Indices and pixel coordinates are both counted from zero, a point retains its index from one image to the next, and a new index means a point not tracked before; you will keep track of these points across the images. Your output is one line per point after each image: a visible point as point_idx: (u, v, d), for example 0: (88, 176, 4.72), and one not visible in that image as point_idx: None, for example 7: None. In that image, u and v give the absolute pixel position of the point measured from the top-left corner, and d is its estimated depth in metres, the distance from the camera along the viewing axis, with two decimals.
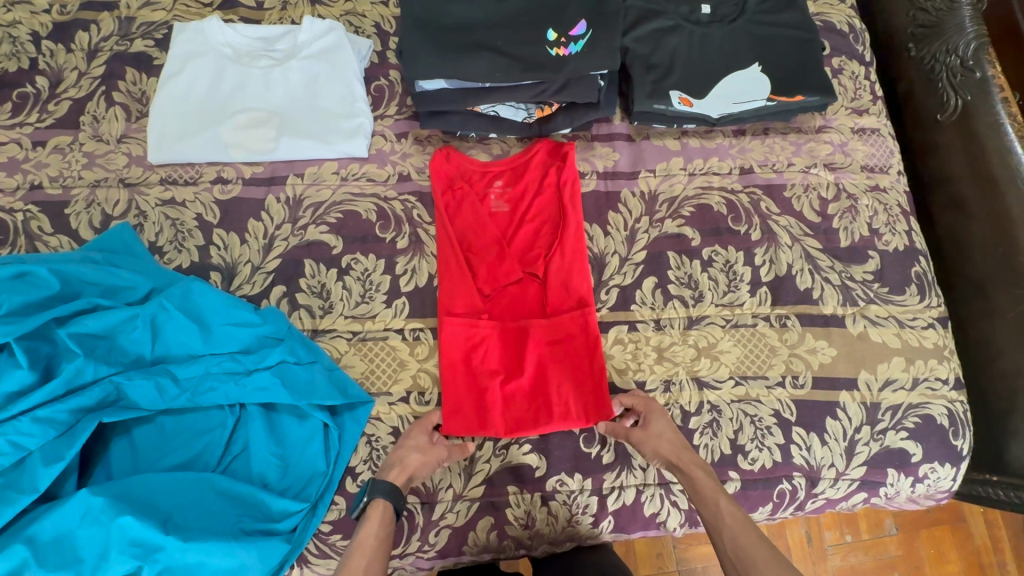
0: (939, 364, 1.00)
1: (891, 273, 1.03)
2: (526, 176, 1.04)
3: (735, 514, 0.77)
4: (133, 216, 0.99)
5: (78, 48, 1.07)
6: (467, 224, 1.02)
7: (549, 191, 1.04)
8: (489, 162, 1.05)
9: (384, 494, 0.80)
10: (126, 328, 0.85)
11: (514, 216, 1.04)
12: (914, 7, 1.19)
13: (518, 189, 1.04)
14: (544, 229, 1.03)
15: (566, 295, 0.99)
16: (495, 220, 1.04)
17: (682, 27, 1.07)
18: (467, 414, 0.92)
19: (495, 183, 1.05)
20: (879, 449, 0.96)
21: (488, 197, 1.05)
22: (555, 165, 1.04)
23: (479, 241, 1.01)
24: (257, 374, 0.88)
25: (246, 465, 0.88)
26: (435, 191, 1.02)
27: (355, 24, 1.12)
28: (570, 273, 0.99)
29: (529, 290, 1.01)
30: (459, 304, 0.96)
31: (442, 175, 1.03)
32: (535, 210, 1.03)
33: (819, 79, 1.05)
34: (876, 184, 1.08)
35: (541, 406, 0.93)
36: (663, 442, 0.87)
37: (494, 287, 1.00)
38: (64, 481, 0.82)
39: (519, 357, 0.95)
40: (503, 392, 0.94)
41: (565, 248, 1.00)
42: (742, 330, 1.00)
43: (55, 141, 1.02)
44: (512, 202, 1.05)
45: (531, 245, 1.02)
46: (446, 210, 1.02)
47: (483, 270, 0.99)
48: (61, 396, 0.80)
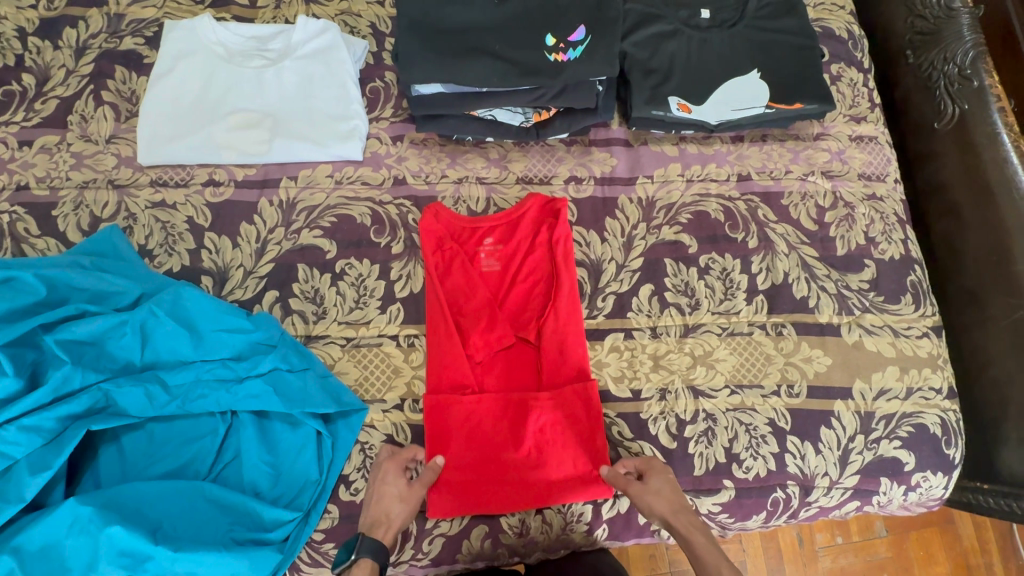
0: (933, 373, 1.00)
1: (887, 282, 1.03)
2: (518, 233, 1.01)
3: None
4: (123, 219, 0.97)
5: (65, 45, 1.05)
6: (456, 285, 0.98)
7: (542, 249, 1.01)
8: (480, 216, 1.01)
9: (370, 553, 0.75)
10: (114, 334, 0.83)
11: (505, 276, 1.01)
12: (912, 15, 1.19)
13: (509, 247, 1.01)
14: (537, 288, 1.00)
15: (561, 358, 0.95)
16: (485, 279, 1.01)
17: (681, 32, 1.06)
18: (460, 490, 0.88)
19: (486, 239, 1.01)
20: (872, 458, 0.96)
21: (478, 255, 1.01)
22: (548, 221, 1.01)
23: (470, 303, 0.97)
24: (249, 382, 0.87)
25: (237, 473, 0.87)
26: (425, 251, 0.98)
27: (350, 23, 1.11)
28: (565, 335, 0.96)
29: (521, 353, 0.98)
30: (449, 370, 0.93)
31: (432, 234, 0.99)
32: (527, 267, 1.00)
33: (818, 87, 1.04)
34: (873, 193, 1.08)
35: (536, 481, 0.89)
36: (660, 501, 0.83)
37: (485, 350, 0.95)
38: (51, 489, 0.80)
39: (513, 427, 0.91)
40: (497, 466, 0.90)
41: (560, 307, 0.96)
42: (738, 338, 0.99)
43: (42, 141, 0.99)
44: (504, 260, 1.01)
45: (523, 305, 0.99)
46: (435, 271, 0.98)
47: (474, 334, 0.95)
48: (48, 404, 0.79)
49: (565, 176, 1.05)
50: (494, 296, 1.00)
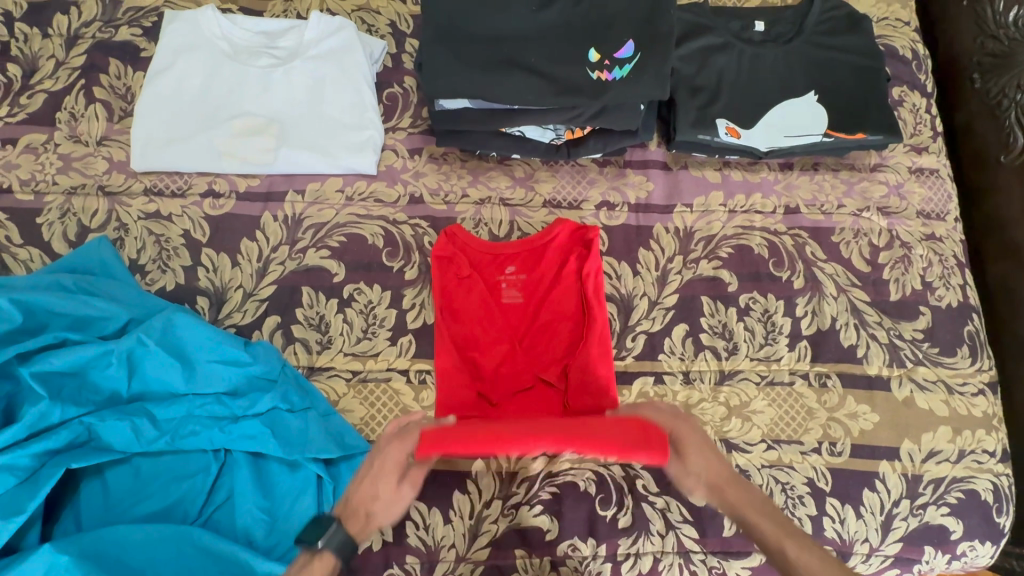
0: (987, 435, 0.92)
1: (942, 332, 0.95)
2: (543, 259, 0.92)
3: (810, 556, 0.65)
4: (113, 229, 0.89)
5: (56, 34, 0.95)
6: (472, 309, 0.90)
7: (570, 276, 0.92)
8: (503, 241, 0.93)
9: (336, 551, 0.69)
10: (98, 365, 0.76)
11: (527, 310, 0.92)
12: (983, 34, 1.08)
13: (534, 278, 0.92)
14: (563, 318, 0.91)
15: (591, 389, 0.86)
16: (504, 305, 0.92)
17: (732, 46, 0.96)
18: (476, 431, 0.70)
19: (506, 264, 0.93)
20: (917, 525, 0.88)
21: (499, 280, 0.92)
22: (579, 250, 0.92)
23: (487, 329, 0.89)
24: (244, 422, 0.80)
25: (230, 516, 0.80)
26: (437, 281, 0.90)
27: (368, 21, 1.01)
28: (594, 368, 0.87)
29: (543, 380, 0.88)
30: (460, 397, 0.85)
31: (447, 262, 0.91)
32: (552, 295, 0.91)
33: (883, 115, 0.94)
34: (931, 233, 0.98)
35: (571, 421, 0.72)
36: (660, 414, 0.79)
37: (502, 378, 0.87)
38: (26, 531, 0.73)
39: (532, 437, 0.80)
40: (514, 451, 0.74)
41: (587, 340, 0.88)
42: (777, 388, 0.91)
43: (27, 140, 0.91)
44: (527, 288, 0.92)
45: (548, 336, 0.90)
46: (449, 293, 0.90)
47: (490, 360, 0.88)
48: (24, 441, 0.72)
49: (597, 201, 0.96)
50: (514, 324, 0.91)
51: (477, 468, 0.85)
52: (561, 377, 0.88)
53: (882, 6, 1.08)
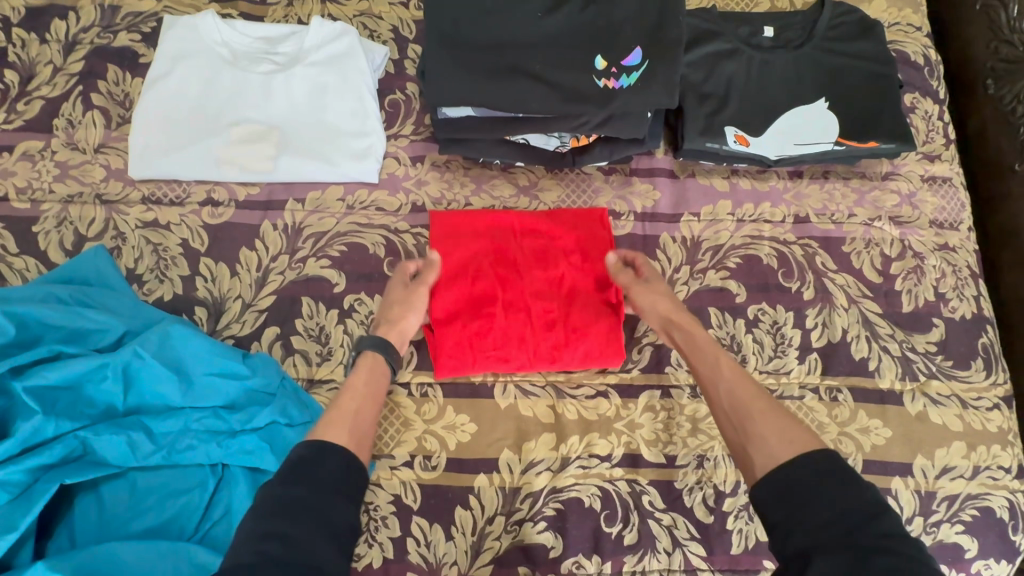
0: (1002, 450, 0.90)
1: (955, 345, 0.92)
2: (549, 230, 0.91)
3: (747, 390, 0.66)
4: (110, 238, 0.87)
5: (54, 39, 0.94)
6: (467, 277, 0.87)
7: (576, 244, 0.90)
8: (496, 208, 0.93)
9: (373, 346, 0.76)
10: (93, 378, 0.74)
11: (525, 283, 0.87)
12: (997, 39, 1.06)
13: (532, 254, 0.89)
14: (572, 276, 0.88)
15: (591, 332, 0.85)
16: (511, 269, 0.88)
17: (741, 52, 0.94)
18: (467, 253, 0.88)
19: (510, 235, 0.90)
20: (931, 543, 0.86)
21: (505, 248, 0.89)
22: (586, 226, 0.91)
23: (493, 288, 0.86)
24: (242, 437, 0.78)
25: (226, 532, 0.78)
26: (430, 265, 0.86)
27: (370, 26, 0.99)
28: (593, 296, 0.87)
29: (545, 316, 0.86)
30: (463, 343, 0.84)
31: (442, 240, 0.88)
32: (560, 257, 0.89)
33: (896, 123, 0.92)
34: (945, 243, 0.96)
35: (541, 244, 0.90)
36: (661, 299, 0.80)
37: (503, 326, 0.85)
38: (19, 548, 0.72)
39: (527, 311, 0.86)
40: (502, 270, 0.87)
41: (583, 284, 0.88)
42: (787, 402, 0.89)
43: (24, 147, 0.89)
44: (534, 252, 0.89)
45: (556, 287, 0.87)
46: (450, 261, 0.88)
47: (493, 307, 0.85)
48: (17, 456, 0.70)
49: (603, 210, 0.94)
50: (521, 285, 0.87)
51: (479, 483, 0.83)
52: (562, 317, 0.86)
53: (894, 10, 1.06)
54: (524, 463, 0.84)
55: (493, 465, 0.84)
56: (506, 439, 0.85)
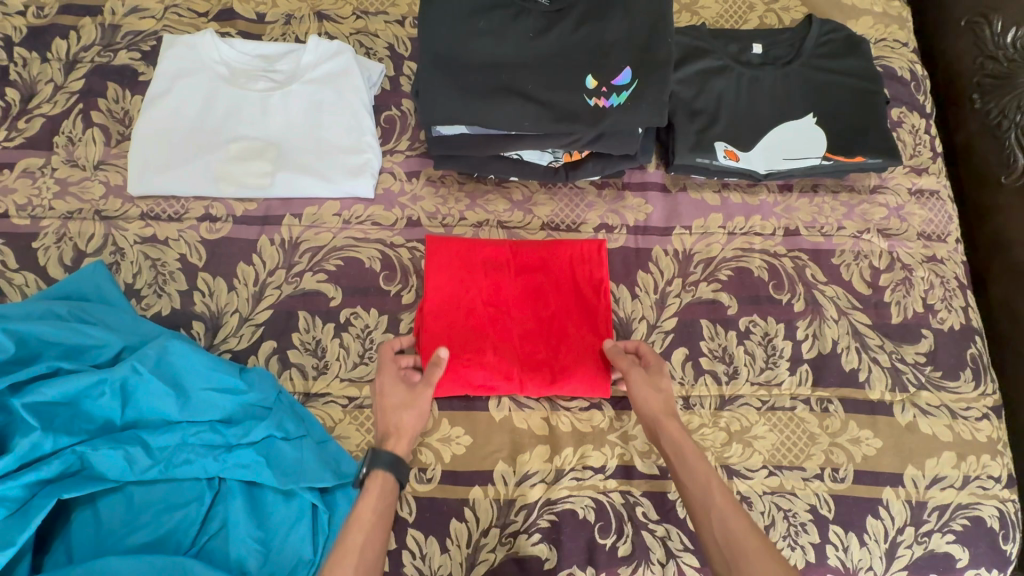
0: (992, 460, 0.91)
1: (944, 356, 0.94)
2: (544, 262, 0.90)
3: (741, 521, 0.66)
4: (108, 254, 0.89)
5: (55, 58, 0.96)
6: (463, 305, 0.88)
7: (573, 277, 0.90)
8: (491, 237, 0.93)
9: (387, 465, 0.73)
10: (91, 394, 0.75)
11: (519, 313, 0.88)
12: (982, 55, 1.08)
13: (524, 286, 0.89)
14: (563, 317, 0.88)
15: (580, 363, 0.86)
16: (502, 308, 0.88)
17: (731, 69, 0.96)
18: (463, 289, 0.88)
19: (505, 268, 0.90)
20: (922, 553, 0.87)
21: (496, 287, 0.89)
22: (584, 258, 0.91)
23: (483, 325, 0.87)
24: (239, 451, 0.78)
25: (224, 545, 0.78)
26: (428, 284, 0.88)
27: (366, 44, 1.01)
28: (584, 337, 0.87)
29: (532, 356, 0.86)
30: (451, 375, 0.84)
31: (438, 265, 0.89)
32: (552, 297, 0.89)
33: (883, 139, 0.93)
34: (933, 255, 0.98)
35: (534, 284, 0.90)
36: (656, 397, 0.79)
37: (490, 361, 0.85)
38: (16, 563, 0.72)
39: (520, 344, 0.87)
40: (495, 306, 0.88)
41: (573, 317, 0.88)
42: (778, 413, 0.90)
43: (24, 164, 0.91)
44: (526, 292, 0.89)
45: (545, 328, 0.87)
46: (442, 293, 0.88)
47: (482, 341, 0.86)
48: (15, 472, 0.71)
49: (595, 224, 0.96)
50: (510, 324, 0.87)
51: (474, 495, 0.84)
52: (549, 357, 0.86)
53: (881, 27, 1.07)
54: (518, 475, 0.85)
55: (488, 477, 0.85)
56: (500, 451, 0.86)
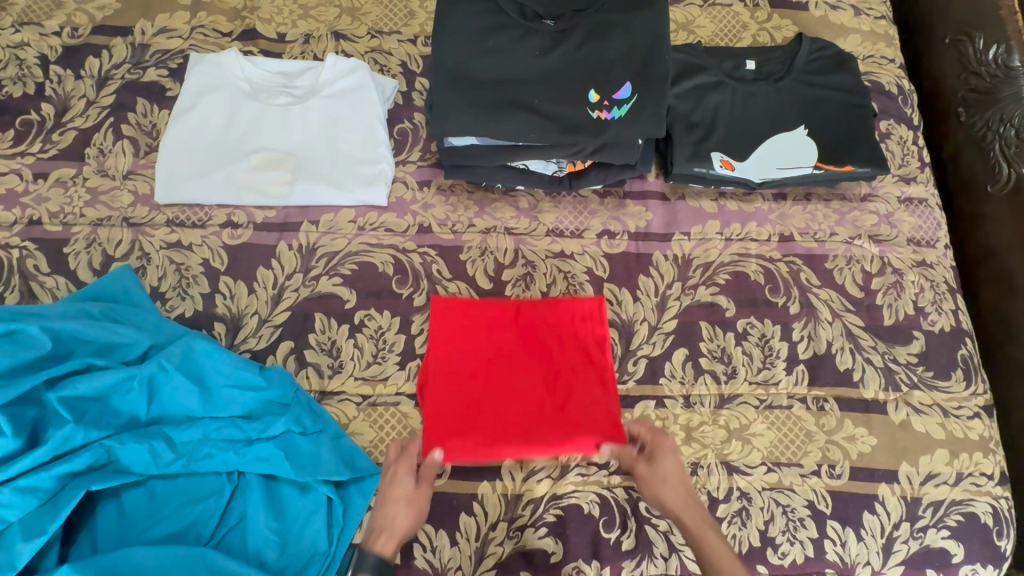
0: (985, 457, 0.94)
1: (936, 356, 0.97)
2: (545, 321, 0.94)
3: None
4: (135, 258, 0.93)
5: (87, 75, 1.01)
6: (467, 366, 0.90)
7: (575, 336, 0.93)
8: (492, 298, 0.96)
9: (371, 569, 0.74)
10: (120, 389, 0.79)
11: (522, 372, 0.90)
12: (966, 71, 1.13)
13: (527, 345, 0.92)
14: (566, 373, 0.91)
15: (587, 420, 0.88)
16: (504, 365, 0.91)
17: (725, 84, 1.01)
18: (466, 350, 0.91)
19: (507, 328, 0.93)
20: (918, 548, 0.90)
21: (496, 345, 0.92)
22: (585, 316, 0.95)
23: (487, 384, 0.89)
24: (259, 445, 0.82)
25: (242, 538, 0.82)
26: (431, 347, 0.91)
27: (380, 61, 1.07)
28: (589, 394, 0.90)
29: (538, 414, 0.88)
30: (457, 438, 0.85)
31: (441, 330, 0.92)
32: (555, 354, 0.92)
33: (871, 149, 0.98)
34: (922, 260, 1.02)
35: (536, 344, 0.93)
36: (669, 491, 0.82)
37: (495, 420, 0.87)
38: (45, 552, 0.76)
39: (525, 403, 0.88)
40: (498, 367, 0.91)
41: (577, 374, 0.91)
42: (776, 412, 0.93)
43: (57, 174, 0.96)
44: (527, 349, 0.92)
45: (548, 385, 0.90)
46: (443, 356, 0.91)
47: (487, 401, 0.88)
48: (47, 463, 0.75)
49: (598, 230, 1.00)
50: (513, 381, 0.90)
51: (482, 490, 0.87)
52: (554, 412, 0.88)
53: (869, 44, 1.13)
54: (525, 471, 0.88)
55: (496, 473, 0.88)
56: None
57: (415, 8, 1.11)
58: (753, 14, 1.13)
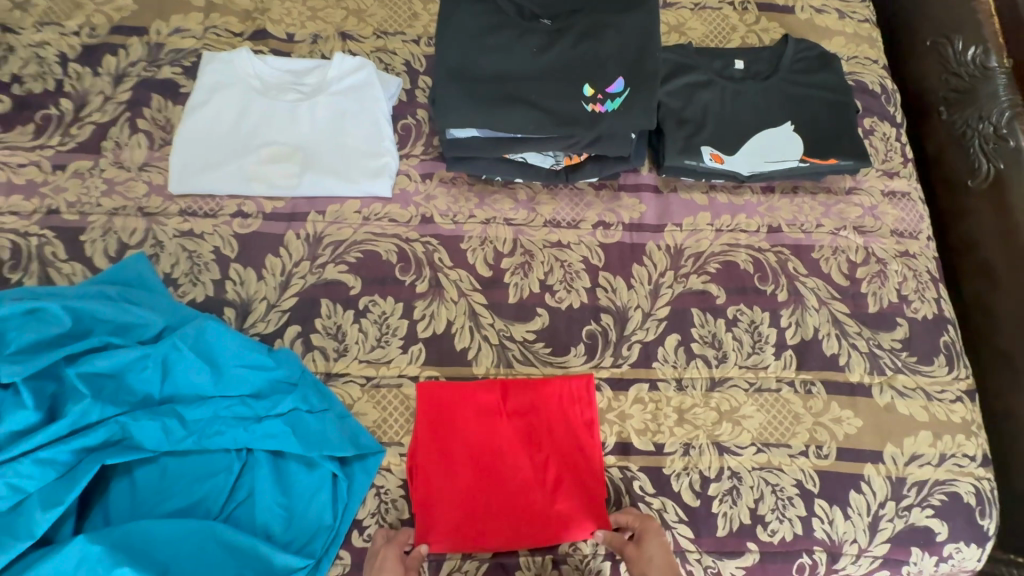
0: (967, 439, 0.97)
1: (919, 342, 1.01)
2: (535, 407, 0.92)
3: None
4: (149, 246, 0.97)
5: (105, 72, 1.06)
6: (455, 457, 0.89)
7: (565, 420, 0.92)
8: (480, 382, 0.94)
9: None
10: (135, 367, 0.82)
11: (512, 459, 0.90)
12: (946, 71, 1.18)
13: (516, 429, 0.91)
14: (557, 462, 0.90)
15: (575, 509, 0.88)
16: (495, 458, 0.89)
17: (715, 82, 1.06)
18: (454, 436, 0.90)
19: (496, 417, 0.92)
20: (903, 526, 0.93)
21: (488, 434, 0.91)
22: (574, 399, 0.94)
23: (476, 480, 0.88)
24: (267, 422, 0.86)
25: (250, 513, 0.85)
26: (417, 439, 0.90)
27: (385, 60, 1.11)
28: (579, 478, 0.90)
29: (527, 507, 0.87)
30: (445, 533, 0.85)
31: (427, 418, 0.91)
32: (545, 441, 0.91)
33: (853, 144, 1.03)
34: (906, 250, 1.06)
35: (526, 426, 0.92)
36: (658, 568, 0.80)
37: (484, 513, 0.87)
38: (62, 524, 0.79)
39: (514, 491, 0.88)
40: (487, 454, 0.90)
41: (566, 462, 0.90)
42: (765, 394, 0.97)
43: (75, 166, 1.00)
44: (519, 436, 0.91)
45: (536, 473, 0.89)
46: (433, 446, 0.90)
47: (476, 494, 0.88)
48: (65, 437, 0.78)
49: (594, 221, 1.05)
50: (504, 474, 0.89)
51: None
52: (544, 508, 0.88)
53: (853, 46, 1.18)
54: None
55: None
56: None
57: (418, 10, 1.16)
58: (742, 17, 1.18)
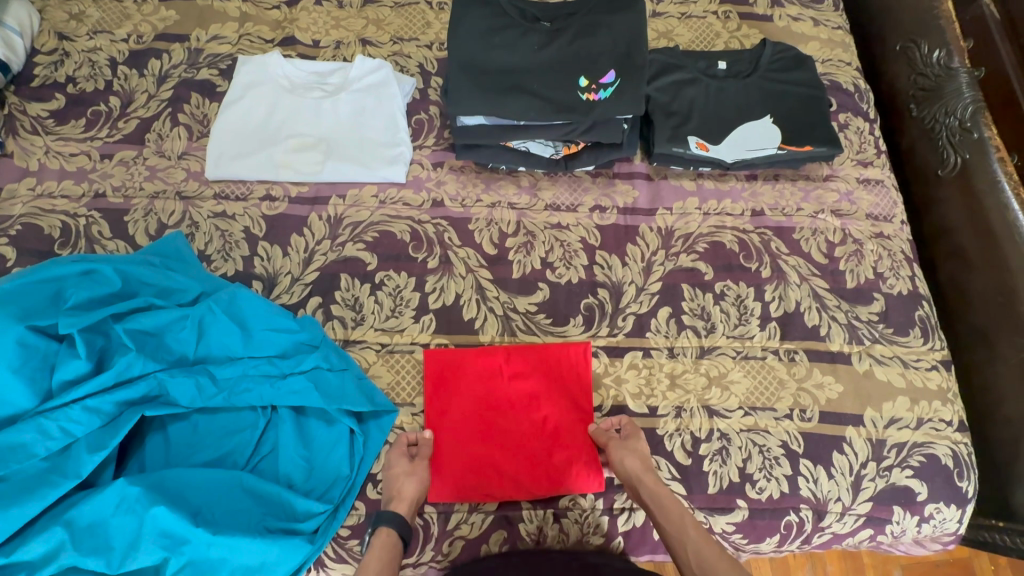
0: (943, 406, 1.03)
1: (895, 315, 1.08)
2: (534, 368, 1.00)
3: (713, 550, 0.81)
4: (186, 226, 1.07)
5: (149, 74, 1.18)
6: (462, 413, 0.97)
7: (563, 380, 1.00)
8: (485, 345, 1.02)
9: (389, 522, 0.84)
10: (174, 327, 0.91)
11: (514, 415, 0.97)
12: (915, 72, 1.28)
13: (518, 387, 0.99)
14: (556, 420, 0.97)
15: (573, 461, 0.95)
16: (499, 415, 0.97)
17: (700, 80, 1.16)
18: (461, 395, 0.98)
19: (499, 377, 0.99)
20: (884, 486, 0.98)
21: (493, 391, 0.98)
22: (572, 360, 1.01)
23: (481, 434, 0.96)
24: (292, 378, 0.93)
25: (273, 466, 0.92)
26: (427, 398, 0.98)
27: (401, 63, 1.23)
28: (574, 433, 0.97)
29: (528, 459, 0.94)
30: (454, 482, 0.93)
31: (436, 379, 0.99)
32: (544, 399, 0.99)
33: (826, 133, 1.13)
34: (880, 232, 1.14)
35: (527, 385, 0.99)
36: (632, 457, 0.89)
37: (489, 463, 0.94)
38: (102, 470, 0.86)
39: (516, 444, 0.95)
40: (490, 409, 0.97)
41: (563, 418, 0.98)
42: (751, 361, 1.04)
43: (121, 155, 1.11)
44: (522, 395, 0.98)
45: (536, 429, 0.97)
46: (443, 403, 0.98)
47: (481, 447, 0.95)
48: (110, 387, 0.86)
49: (590, 205, 1.14)
50: (507, 429, 0.96)
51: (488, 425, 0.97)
52: (544, 460, 0.95)
53: (827, 50, 1.28)
54: None
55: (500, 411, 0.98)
56: None
57: (431, 19, 1.28)
58: (725, 25, 1.30)
